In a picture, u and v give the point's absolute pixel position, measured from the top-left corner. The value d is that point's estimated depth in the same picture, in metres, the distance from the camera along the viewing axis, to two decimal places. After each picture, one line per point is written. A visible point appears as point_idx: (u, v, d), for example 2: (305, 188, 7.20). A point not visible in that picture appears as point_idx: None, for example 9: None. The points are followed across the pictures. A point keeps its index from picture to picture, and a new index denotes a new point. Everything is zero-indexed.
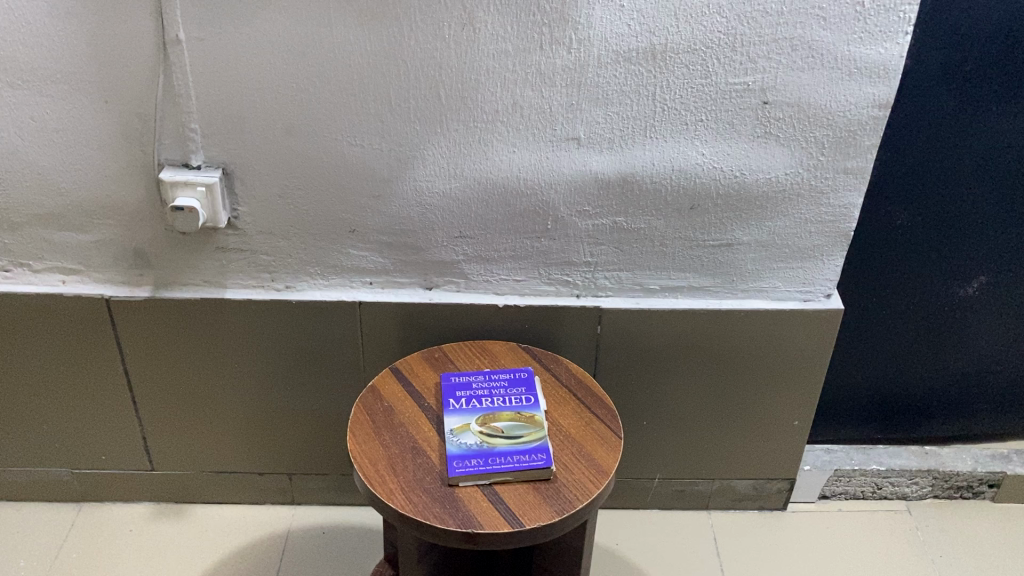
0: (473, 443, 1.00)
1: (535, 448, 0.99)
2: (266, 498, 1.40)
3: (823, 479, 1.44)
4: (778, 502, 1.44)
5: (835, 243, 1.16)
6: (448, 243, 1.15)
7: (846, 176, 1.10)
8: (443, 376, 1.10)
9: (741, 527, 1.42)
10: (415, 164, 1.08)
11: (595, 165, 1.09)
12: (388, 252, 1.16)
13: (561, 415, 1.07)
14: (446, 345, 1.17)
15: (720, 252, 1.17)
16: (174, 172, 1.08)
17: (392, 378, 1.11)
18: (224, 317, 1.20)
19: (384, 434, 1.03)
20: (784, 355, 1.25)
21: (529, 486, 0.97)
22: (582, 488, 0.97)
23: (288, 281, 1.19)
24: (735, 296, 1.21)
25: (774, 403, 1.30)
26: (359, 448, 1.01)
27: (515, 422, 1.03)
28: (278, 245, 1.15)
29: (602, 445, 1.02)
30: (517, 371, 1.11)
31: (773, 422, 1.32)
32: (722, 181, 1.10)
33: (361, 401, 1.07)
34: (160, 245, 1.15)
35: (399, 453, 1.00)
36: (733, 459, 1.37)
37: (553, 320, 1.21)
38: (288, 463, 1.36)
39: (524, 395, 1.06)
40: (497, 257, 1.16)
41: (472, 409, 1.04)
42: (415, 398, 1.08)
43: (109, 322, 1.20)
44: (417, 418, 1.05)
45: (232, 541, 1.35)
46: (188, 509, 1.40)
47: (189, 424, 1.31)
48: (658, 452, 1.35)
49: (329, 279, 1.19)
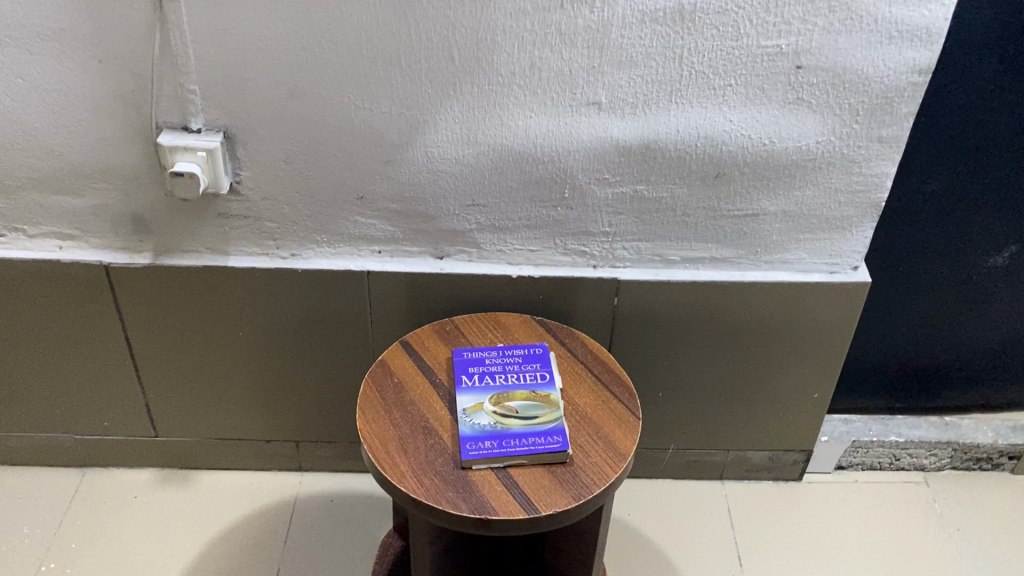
0: (487, 424, 0.96)
1: (551, 430, 0.96)
2: (273, 465, 1.37)
3: (840, 450, 1.40)
4: (794, 473, 1.41)
5: (866, 214, 1.11)
6: (460, 211, 1.10)
7: (880, 145, 1.05)
8: (455, 351, 1.06)
9: (756, 498, 1.40)
10: (426, 129, 1.03)
11: (616, 131, 1.03)
12: (398, 220, 1.11)
13: (577, 393, 1.03)
14: (458, 317, 1.12)
15: (745, 223, 1.11)
16: (173, 135, 1.02)
17: (402, 351, 1.07)
18: (228, 284, 1.15)
19: (394, 412, 0.99)
20: (808, 326, 1.20)
21: (546, 470, 0.94)
22: (600, 473, 0.94)
23: (293, 249, 1.14)
24: (759, 268, 1.16)
25: (793, 375, 1.26)
26: (369, 428, 0.97)
27: (529, 402, 0.99)
28: (282, 211, 1.10)
29: (620, 426, 0.99)
30: (531, 346, 1.07)
31: (793, 394, 1.28)
32: (749, 149, 1.05)
33: (370, 376, 1.04)
34: (160, 211, 1.10)
35: (410, 434, 0.97)
36: (750, 431, 1.33)
37: (568, 292, 1.16)
38: (294, 430, 1.33)
39: (539, 373, 1.03)
40: (512, 227, 1.11)
41: (485, 388, 1.01)
42: (427, 374, 1.04)
43: (109, 289, 1.16)
44: (429, 395, 1.01)
45: (238, 509, 1.33)
46: (193, 475, 1.37)
47: (193, 392, 1.28)
48: (674, 424, 1.32)
49: (336, 247, 1.14)
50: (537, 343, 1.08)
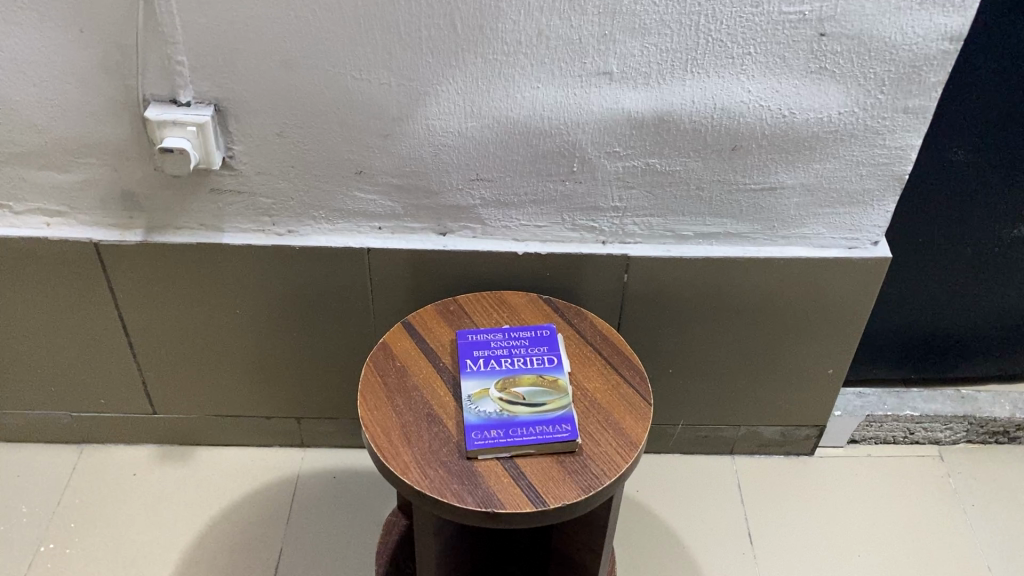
0: (493, 412, 0.93)
1: (560, 418, 0.93)
2: (274, 441, 1.35)
3: (854, 424, 1.37)
4: (806, 447, 1.38)
5: (889, 187, 1.06)
6: (463, 185, 1.05)
7: (906, 116, 0.99)
8: (459, 333, 1.02)
9: (767, 473, 1.37)
10: (427, 101, 0.97)
11: (628, 103, 0.98)
12: (399, 195, 1.06)
13: (586, 377, 0.99)
14: (461, 296, 1.08)
15: (762, 196, 1.06)
16: (161, 109, 0.97)
17: (405, 332, 1.03)
18: (223, 261, 1.11)
19: (397, 398, 0.96)
20: (825, 302, 1.16)
21: (554, 460, 0.90)
22: (610, 463, 0.90)
23: (290, 226, 1.10)
24: (775, 243, 1.12)
25: (808, 351, 1.22)
26: (371, 416, 0.94)
27: (536, 388, 0.96)
28: (278, 187, 1.05)
29: (631, 412, 0.96)
30: (538, 328, 1.03)
31: (807, 369, 1.25)
32: (768, 120, 0.99)
33: (372, 360, 1.00)
34: (151, 186, 1.05)
35: (413, 423, 0.94)
36: (762, 407, 1.30)
37: (576, 269, 1.12)
38: (295, 407, 1.29)
39: (546, 357, 0.99)
40: (518, 202, 1.07)
41: (491, 373, 0.97)
42: (431, 358, 1.00)
43: (100, 267, 1.12)
44: (433, 380, 0.98)
45: (239, 487, 1.30)
46: (193, 452, 1.34)
47: (191, 369, 1.24)
48: (684, 400, 1.29)
49: (334, 224, 1.09)
50: (544, 324, 1.04)
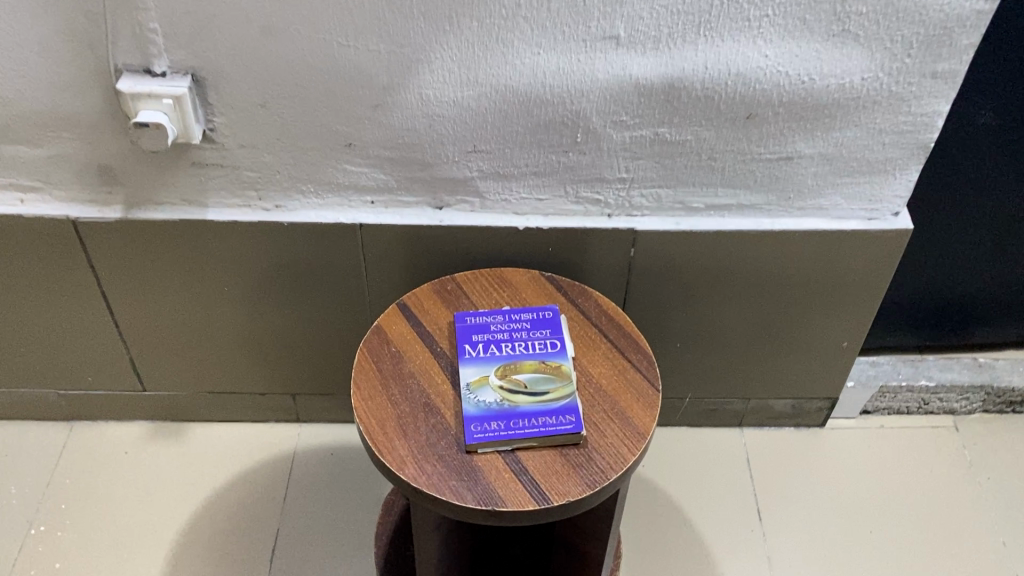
0: (493, 402, 0.88)
1: (563, 409, 0.88)
2: (269, 417, 1.31)
3: (867, 395, 1.33)
4: (817, 419, 1.34)
5: (913, 156, 1.00)
6: (460, 157, 0.99)
7: (934, 81, 0.92)
8: (457, 316, 0.97)
9: (777, 447, 1.34)
10: (420, 68, 0.90)
11: (635, 69, 0.91)
12: (391, 167, 1.00)
13: (590, 362, 0.94)
14: (459, 275, 1.03)
15: (778, 166, 1.00)
16: (134, 81, 0.90)
17: (400, 315, 0.98)
18: (208, 237, 1.06)
19: (392, 387, 0.91)
20: (842, 275, 1.11)
21: (558, 453, 0.86)
22: (617, 455, 0.86)
23: (277, 200, 1.04)
24: (790, 215, 1.06)
25: (822, 324, 1.17)
26: (365, 406, 0.89)
27: (538, 375, 0.91)
28: (263, 160, 0.99)
29: (638, 400, 0.91)
30: (540, 309, 0.98)
31: (820, 342, 1.20)
32: (786, 87, 0.93)
33: (366, 345, 0.95)
34: (128, 161, 0.99)
35: (409, 414, 0.89)
36: (772, 379, 1.25)
37: (579, 244, 1.06)
38: (289, 383, 1.25)
39: (549, 342, 0.94)
40: (518, 174, 1.01)
41: (491, 359, 0.92)
42: (428, 343, 0.95)
43: (80, 245, 1.06)
44: (430, 368, 0.93)
45: (234, 465, 1.27)
46: (185, 428, 1.31)
47: (180, 346, 1.20)
48: (692, 374, 1.24)
49: (324, 198, 1.03)
50: (547, 305, 0.99)
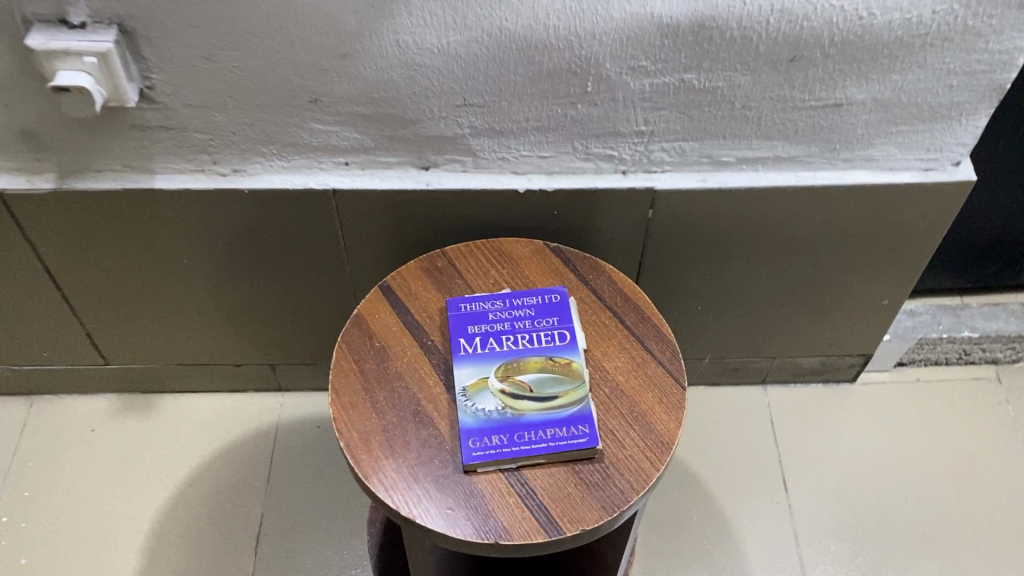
0: (494, 410, 0.76)
1: (575, 418, 0.76)
2: (248, 386, 1.19)
3: (904, 348, 1.21)
4: (847, 375, 1.22)
5: (983, 98, 0.84)
6: (448, 112, 0.83)
7: (1020, 12, 0.76)
8: (449, 302, 0.84)
9: (803, 405, 1.23)
10: (395, 11, 0.74)
11: (659, 6, 0.74)
12: (367, 125, 0.84)
13: (605, 354, 0.82)
14: (452, 249, 0.89)
15: (823, 114, 0.85)
16: (46, 35, 0.74)
17: (384, 301, 0.85)
18: (159, 208, 0.91)
19: (377, 392, 0.79)
20: (889, 230, 0.97)
21: (570, 470, 0.74)
22: (638, 472, 0.74)
23: (234, 164, 0.89)
24: (835, 167, 0.91)
25: (862, 281, 1.04)
26: (346, 416, 0.77)
27: (545, 376, 0.78)
28: (214, 120, 0.84)
29: (661, 400, 0.79)
30: (546, 292, 0.84)
31: (858, 299, 1.07)
32: (840, 24, 0.76)
33: (345, 340, 0.82)
34: (55, 124, 0.83)
35: (398, 424, 0.77)
36: (802, 338, 1.13)
37: (589, 206, 0.92)
38: (266, 353, 1.13)
39: (557, 333, 0.81)
40: (517, 129, 0.85)
41: (490, 357, 0.80)
42: (417, 335, 0.82)
43: (12, 219, 0.92)
44: (420, 366, 0.81)
45: (211, 442, 1.16)
46: (157, 400, 1.19)
47: (141, 320, 1.07)
48: (713, 335, 1.12)
49: (290, 160, 0.88)
50: (554, 286, 0.86)
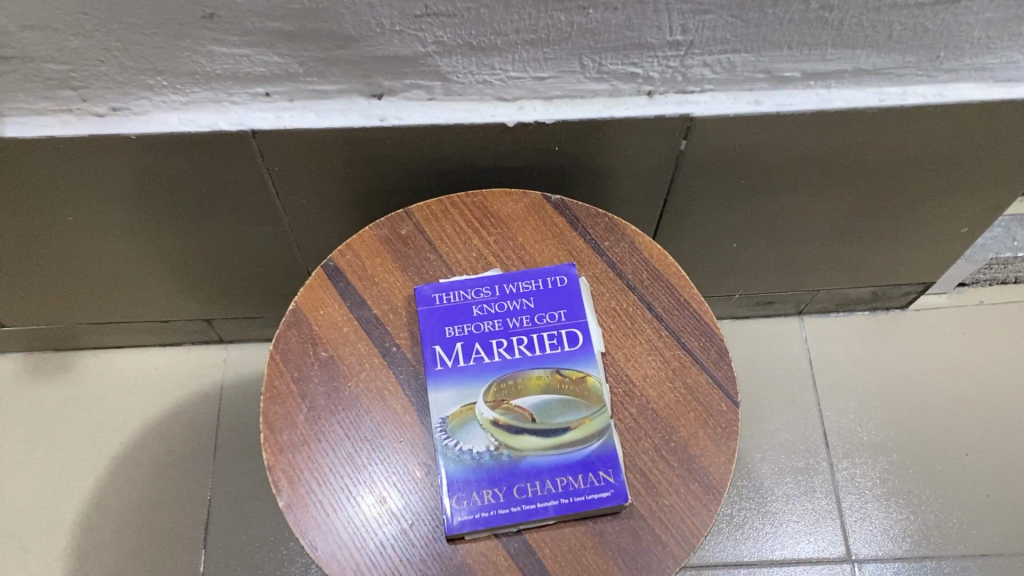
0: (485, 453, 0.57)
1: (595, 460, 0.57)
2: (185, 339, 0.99)
3: (971, 269, 1.01)
4: (899, 303, 1.04)
5: None
6: (403, 26, 0.57)
7: None
8: (419, 292, 0.63)
9: (845, 336, 1.04)
10: None
11: None
12: (289, 46, 0.59)
13: (630, 358, 0.61)
14: (418, 208, 0.66)
15: (933, 14, 0.59)
16: None
17: (330, 287, 0.63)
18: (22, 163, 0.67)
19: (328, 425, 0.59)
20: (989, 153, 0.74)
21: (588, 534, 0.56)
22: (678, 531, 0.56)
23: (113, 101, 0.64)
24: (931, 79, 0.67)
25: (940, 207, 0.83)
26: (287, 468, 0.57)
27: (552, 400, 0.59)
28: (69, 47, 0.58)
29: (706, 425, 0.59)
30: (548, 275, 0.63)
31: (930, 226, 0.86)
32: None
33: (279, 351, 0.61)
34: None
35: (356, 476, 0.57)
36: (853, 267, 0.94)
37: (602, 138, 0.68)
38: (199, 305, 0.92)
39: (564, 335, 0.61)
40: (502, 45, 0.60)
41: (477, 373, 0.60)
42: (377, 338, 0.61)
43: None
44: (384, 385, 0.60)
45: (144, 409, 0.97)
46: (75, 359, 0.99)
47: (33, 280, 0.85)
48: (746, 268, 0.92)
49: (188, 93, 0.64)
50: (558, 263, 0.64)
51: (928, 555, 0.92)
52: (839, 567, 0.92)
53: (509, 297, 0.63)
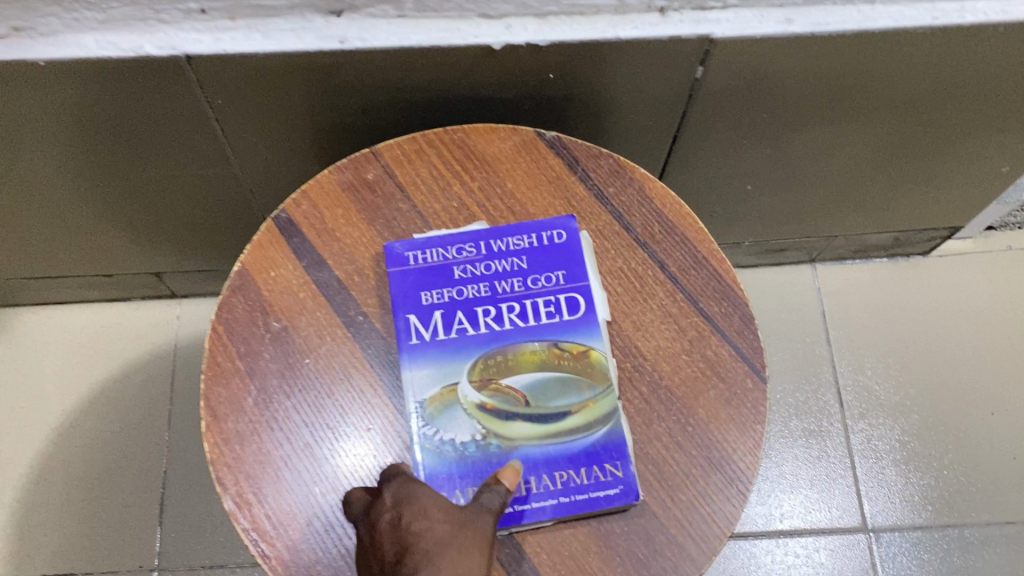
0: (469, 444, 0.48)
1: (599, 452, 0.48)
2: (133, 293, 0.89)
3: (1002, 212, 0.91)
4: (921, 248, 0.95)
5: None
6: None
7: None
8: (389, 250, 0.53)
9: (861, 285, 0.95)
10: None
11: None
12: None
13: (639, 325, 0.52)
14: (387, 148, 0.56)
15: None
16: None
17: (283, 244, 0.53)
18: None
19: (282, 410, 0.49)
20: None
21: (592, 536, 0.47)
22: (697, 531, 0.47)
23: (13, 21, 0.52)
24: None
25: (981, 143, 0.73)
26: (233, 464, 0.48)
27: (549, 379, 0.49)
28: None
29: (729, 405, 0.50)
30: (544, 228, 0.54)
31: (967, 165, 0.76)
32: None
33: (223, 322, 0.51)
34: None
35: (317, 471, 0.48)
36: (876, 211, 0.84)
37: (603, 63, 0.58)
38: (145, 257, 0.82)
39: (562, 301, 0.52)
40: None
41: (459, 348, 0.50)
42: (339, 305, 0.52)
43: None
44: (348, 362, 0.51)
45: (89, 373, 0.87)
46: (10, 318, 0.89)
47: None
48: (758, 212, 0.83)
49: (105, 10, 0.52)
50: (554, 215, 0.55)
51: (949, 524, 0.85)
52: (853, 537, 0.84)
53: (496, 256, 0.53)
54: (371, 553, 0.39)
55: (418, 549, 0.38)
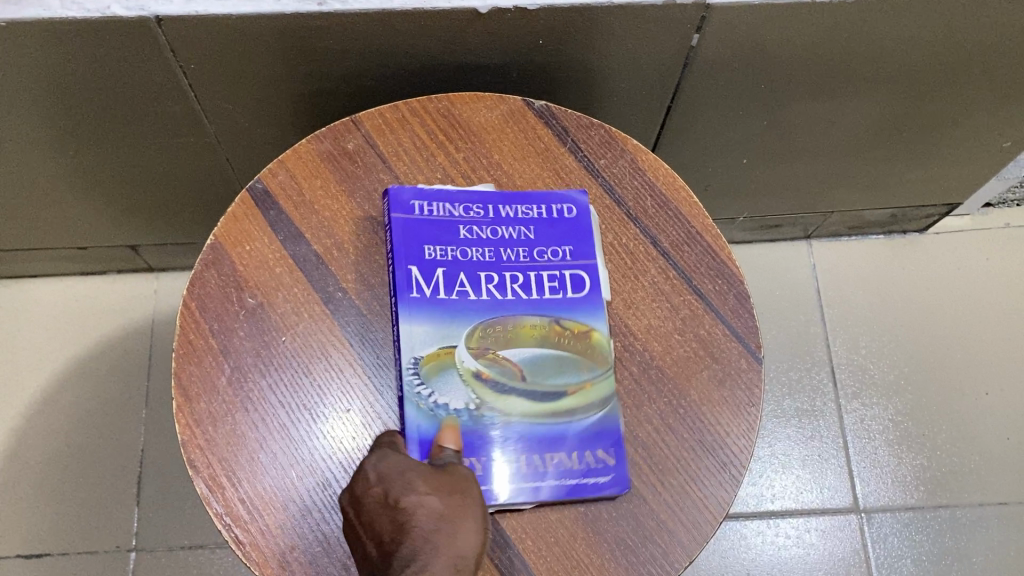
0: (463, 413, 0.46)
1: (592, 436, 0.46)
2: (109, 266, 0.86)
3: (1000, 188, 0.90)
4: (917, 225, 0.93)
5: None
6: None
7: None
8: (396, 195, 0.50)
9: (856, 262, 0.94)
10: None
11: None
12: None
13: (632, 302, 0.50)
14: (367, 116, 0.54)
15: None
16: None
17: (258, 216, 0.50)
18: None
19: (257, 389, 0.47)
20: None
21: (580, 523, 0.45)
22: (690, 516, 0.46)
23: None
24: None
25: (983, 116, 0.71)
26: (206, 446, 0.45)
27: (548, 355, 0.47)
28: None
29: (724, 387, 0.48)
30: (552, 200, 0.52)
31: (968, 139, 0.74)
32: None
33: (195, 297, 0.48)
34: None
35: (293, 453, 0.46)
36: (873, 186, 0.82)
37: (595, 28, 0.55)
38: (120, 229, 0.79)
39: (567, 278, 0.50)
40: None
41: (461, 311, 0.48)
42: (316, 280, 0.50)
43: None
44: (327, 340, 0.48)
45: (64, 349, 0.85)
46: None
47: None
48: (753, 187, 0.81)
49: None
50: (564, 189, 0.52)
51: (941, 505, 0.84)
52: (844, 518, 0.83)
53: (506, 222, 0.50)
54: (360, 531, 0.40)
55: (413, 535, 0.38)
